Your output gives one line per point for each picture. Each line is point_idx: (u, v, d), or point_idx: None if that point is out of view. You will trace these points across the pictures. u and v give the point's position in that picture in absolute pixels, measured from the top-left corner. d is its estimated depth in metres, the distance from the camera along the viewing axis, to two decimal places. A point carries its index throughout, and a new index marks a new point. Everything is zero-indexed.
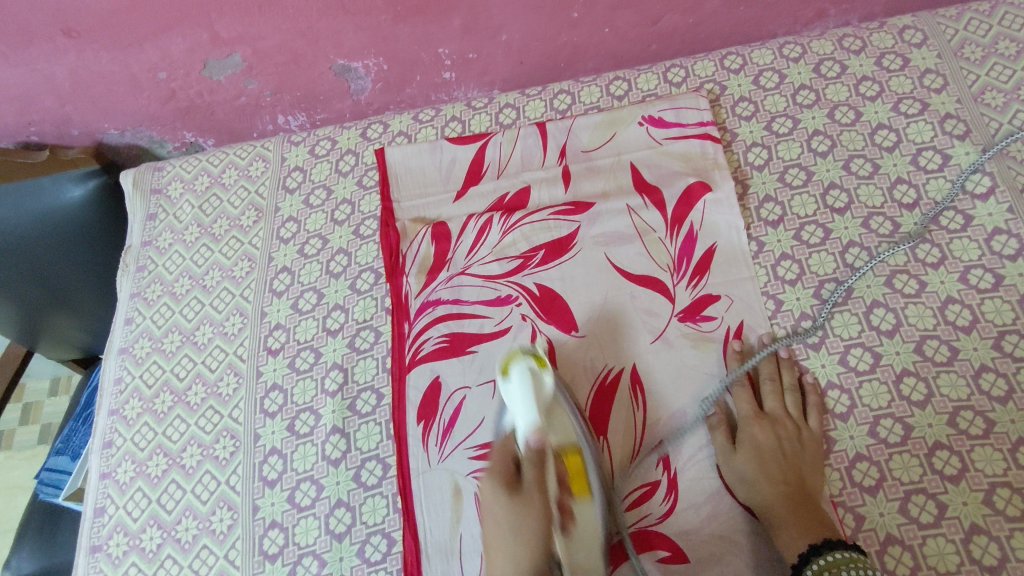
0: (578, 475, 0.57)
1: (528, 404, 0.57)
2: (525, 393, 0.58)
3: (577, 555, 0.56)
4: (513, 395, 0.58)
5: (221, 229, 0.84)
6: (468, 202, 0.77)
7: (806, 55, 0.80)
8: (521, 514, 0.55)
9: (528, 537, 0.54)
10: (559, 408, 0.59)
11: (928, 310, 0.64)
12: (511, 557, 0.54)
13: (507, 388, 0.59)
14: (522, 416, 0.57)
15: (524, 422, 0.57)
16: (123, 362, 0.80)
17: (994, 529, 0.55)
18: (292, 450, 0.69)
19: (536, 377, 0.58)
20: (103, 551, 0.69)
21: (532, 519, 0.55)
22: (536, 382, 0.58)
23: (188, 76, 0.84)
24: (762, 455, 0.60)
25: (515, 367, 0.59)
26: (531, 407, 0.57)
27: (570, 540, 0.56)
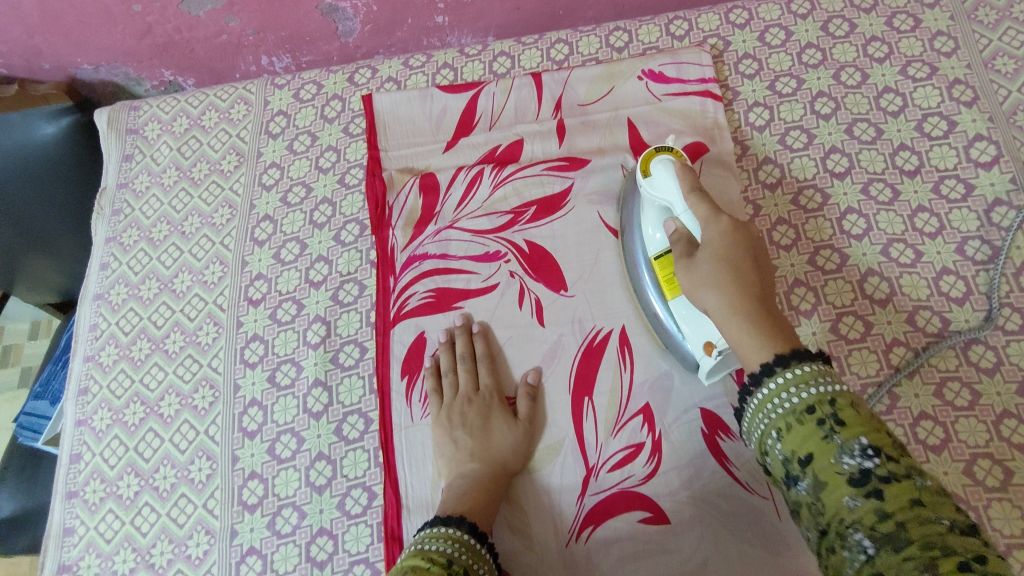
0: (669, 272, 0.59)
1: (676, 189, 0.57)
2: (671, 180, 0.57)
3: (704, 276, 0.51)
4: (660, 183, 0.58)
5: (201, 173, 0.81)
6: (458, 153, 0.75)
7: (814, 12, 0.77)
8: (711, 226, 0.53)
9: (732, 289, 0.50)
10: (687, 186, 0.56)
11: (922, 280, 0.63)
12: (722, 286, 0.50)
13: (651, 183, 0.59)
14: (677, 199, 0.56)
15: (680, 205, 0.56)
16: (98, 307, 0.77)
17: (973, 499, 0.55)
18: (272, 402, 0.68)
19: (681, 163, 0.58)
20: (79, 497, 0.68)
21: (707, 269, 0.51)
22: (678, 166, 0.58)
23: (164, 11, 0.80)
24: (725, 255, 0.51)
25: (656, 164, 0.59)
26: (681, 192, 0.56)
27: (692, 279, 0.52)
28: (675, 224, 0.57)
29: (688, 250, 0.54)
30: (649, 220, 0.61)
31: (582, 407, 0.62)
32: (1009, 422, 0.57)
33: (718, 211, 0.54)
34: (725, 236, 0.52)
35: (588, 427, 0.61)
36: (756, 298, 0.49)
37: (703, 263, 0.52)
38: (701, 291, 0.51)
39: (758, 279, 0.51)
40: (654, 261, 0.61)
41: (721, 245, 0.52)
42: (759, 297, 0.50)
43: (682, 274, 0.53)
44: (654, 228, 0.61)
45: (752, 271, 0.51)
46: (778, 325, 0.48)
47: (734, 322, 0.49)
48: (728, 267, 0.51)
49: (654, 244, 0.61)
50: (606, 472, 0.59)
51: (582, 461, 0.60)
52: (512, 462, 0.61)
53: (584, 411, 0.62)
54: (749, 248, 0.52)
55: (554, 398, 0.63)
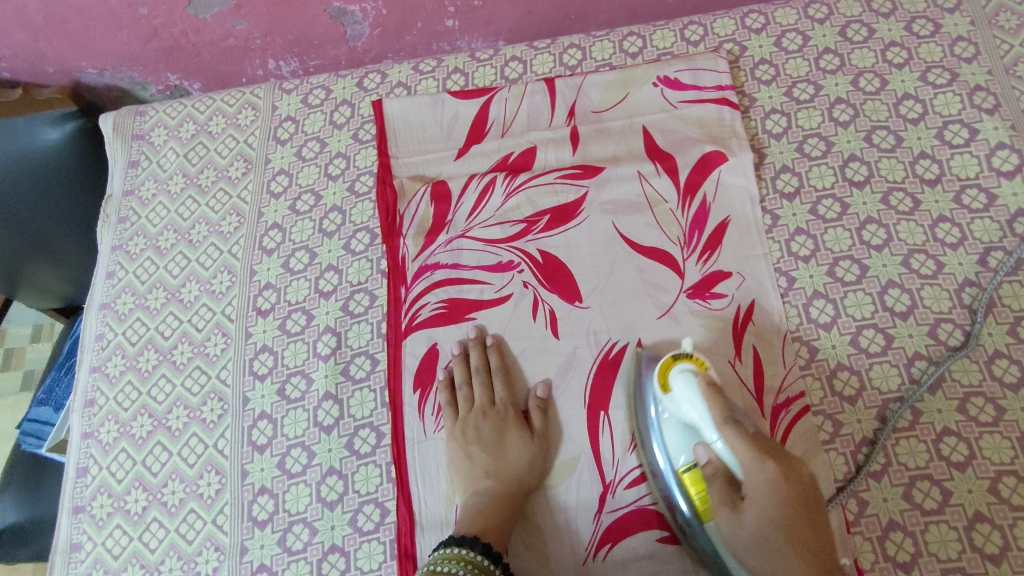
0: (702, 496, 0.53)
1: (703, 411, 0.52)
2: (699, 402, 0.53)
3: (747, 542, 0.49)
4: (685, 401, 0.54)
5: (208, 180, 0.80)
6: (470, 161, 0.74)
7: (832, 16, 0.76)
8: (758, 463, 0.49)
9: (788, 553, 0.47)
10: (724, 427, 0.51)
11: (944, 292, 0.62)
12: (776, 567, 0.47)
13: (673, 400, 0.55)
14: (709, 425, 0.52)
15: (712, 432, 0.52)
16: (105, 317, 0.76)
17: (998, 518, 0.54)
18: (282, 415, 0.67)
19: (704, 378, 0.54)
20: (86, 512, 0.67)
21: (751, 530, 0.49)
22: (701, 382, 0.53)
23: (171, 14, 0.78)
24: (776, 519, 0.48)
25: (677, 377, 0.55)
26: (712, 417, 0.52)
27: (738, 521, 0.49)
28: (706, 452, 0.53)
29: (732, 497, 0.51)
30: (672, 435, 0.55)
31: (598, 421, 0.61)
32: None
33: (763, 452, 0.50)
34: (774, 488, 0.49)
35: (604, 443, 0.60)
36: (815, 560, 0.47)
37: (753, 550, 0.49)
38: (748, 553, 0.49)
39: (807, 512, 0.49)
40: (681, 477, 0.54)
41: (768, 500, 0.48)
42: (821, 557, 0.47)
43: (727, 524, 0.50)
44: (678, 449, 0.54)
45: (807, 532, 0.48)
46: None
47: (773, 548, 0.48)
48: (778, 522, 0.48)
49: (678, 458, 0.54)
50: (623, 489, 0.58)
51: (599, 477, 0.59)
52: (527, 478, 0.60)
53: (600, 425, 0.61)
54: (800, 487, 0.49)
55: (569, 411, 0.62)
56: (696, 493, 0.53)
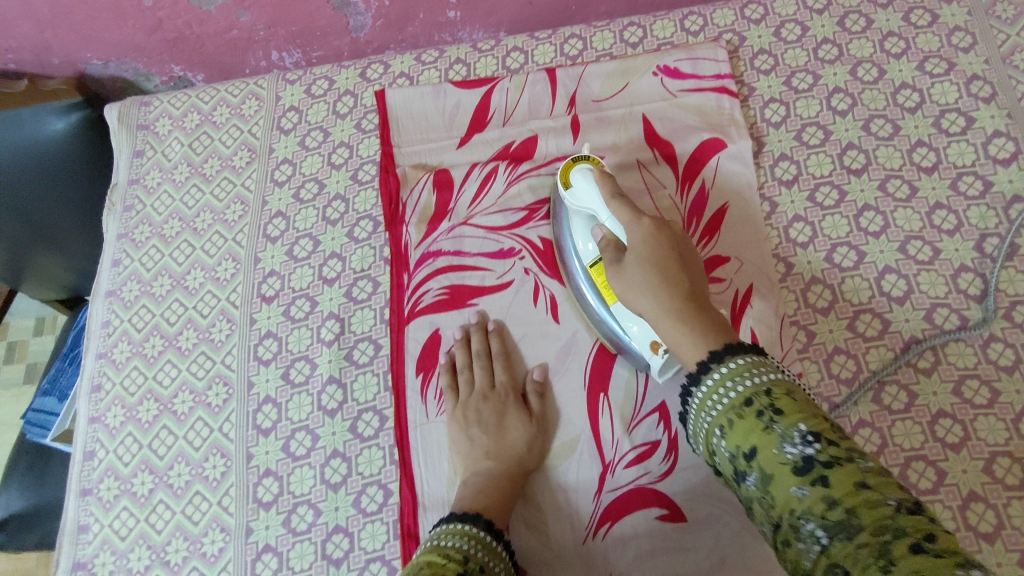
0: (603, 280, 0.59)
1: (597, 196, 0.58)
2: (592, 187, 0.59)
3: (632, 275, 0.52)
4: (581, 193, 0.60)
5: (213, 169, 0.81)
6: (471, 149, 0.74)
7: (830, 7, 0.76)
8: (635, 227, 0.54)
9: (663, 288, 0.50)
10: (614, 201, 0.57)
11: (940, 278, 0.63)
12: (652, 297, 0.50)
13: (572, 193, 0.61)
14: (601, 207, 0.58)
15: (605, 213, 0.57)
16: (111, 304, 0.77)
17: (992, 497, 0.55)
18: (287, 399, 0.67)
19: (599, 171, 0.60)
20: (93, 495, 0.68)
21: (634, 272, 0.52)
22: (598, 176, 0.59)
23: (175, 5, 0.79)
24: (661, 262, 0.51)
25: (575, 174, 0.61)
26: (602, 198, 0.58)
27: (623, 282, 0.53)
28: (601, 231, 0.58)
29: (618, 257, 0.55)
30: (579, 230, 0.61)
31: (597, 403, 0.62)
32: None
33: (638, 214, 0.55)
34: (647, 242, 0.53)
35: (603, 424, 0.61)
36: (686, 293, 0.50)
37: (637, 267, 0.52)
38: (635, 296, 0.52)
39: (684, 272, 0.51)
40: (591, 269, 0.60)
41: (645, 247, 0.53)
42: (689, 296, 0.50)
43: (614, 278, 0.54)
44: (583, 242, 0.61)
45: (682, 278, 0.51)
46: (706, 308, 0.49)
47: (655, 285, 0.50)
48: (654, 269, 0.51)
49: (586, 252, 0.61)
50: (622, 468, 0.59)
51: (598, 458, 0.60)
52: (527, 458, 0.61)
53: (600, 407, 0.62)
54: (674, 244, 0.53)
55: (568, 393, 0.63)
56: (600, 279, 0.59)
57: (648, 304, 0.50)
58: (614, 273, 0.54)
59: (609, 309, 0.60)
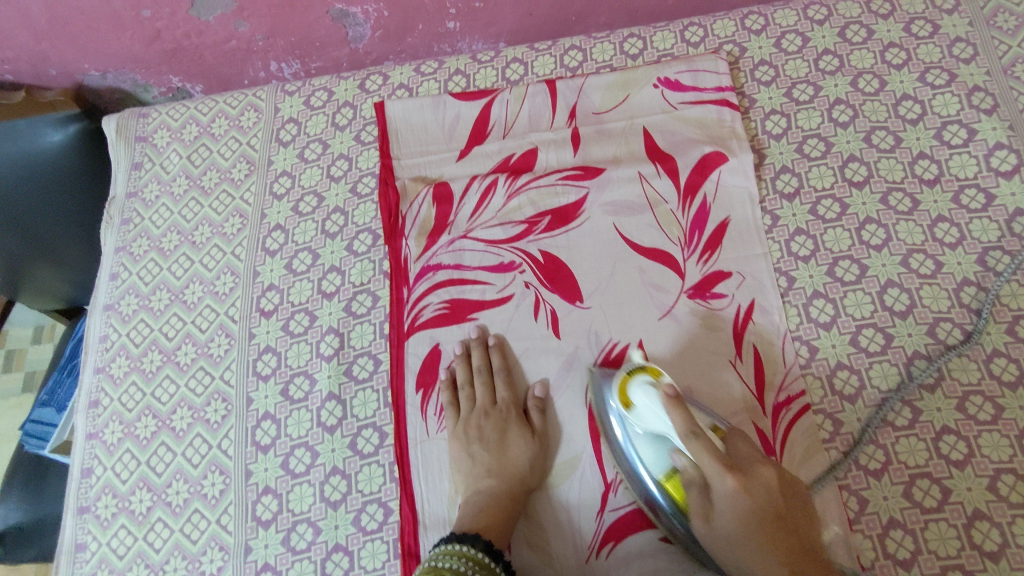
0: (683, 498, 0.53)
1: (667, 424, 0.52)
2: (659, 416, 0.53)
3: (721, 537, 0.50)
4: (647, 415, 0.53)
5: (211, 182, 0.80)
6: (471, 162, 0.74)
7: (831, 18, 0.76)
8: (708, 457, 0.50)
9: (763, 546, 0.48)
10: (698, 445, 0.50)
11: (943, 292, 0.63)
12: (742, 557, 0.49)
13: (635, 413, 0.54)
14: (672, 435, 0.52)
15: (678, 441, 0.52)
16: (109, 318, 0.76)
17: (996, 515, 0.55)
18: (286, 415, 0.67)
19: (665, 390, 0.53)
20: (91, 512, 0.67)
21: (739, 550, 0.49)
22: (662, 395, 0.53)
23: (173, 16, 0.79)
24: (754, 515, 0.49)
25: (638, 393, 0.54)
26: (678, 433, 0.51)
27: (708, 523, 0.51)
28: (681, 459, 0.53)
29: (705, 508, 0.51)
30: (642, 443, 0.55)
31: (599, 420, 0.61)
32: None
33: (722, 465, 0.50)
34: (741, 502, 0.49)
35: (606, 441, 0.60)
36: (785, 557, 0.47)
37: (723, 511, 0.50)
38: (730, 559, 0.50)
39: (779, 524, 0.49)
40: (663, 484, 0.54)
41: (739, 510, 0.49)
42: (779, 544, 0.48)
43: (701, 533, 0.51)
44: (650, 459, 0.55)
45: (786, 535, 0.48)
46: (805, 556, 0.47)
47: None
48: (754, 535, 0.48)
49: (653, 468, 0.54)
50: (624, 487, 0.59)
51: (600, 476, 0.59)
52: (529, 477, 0.60)
53: (602, 424, 0.61)
54: (768, 491, 0.49)
55: (569, 410, 0.62)
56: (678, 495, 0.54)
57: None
58: (701, 525, 0.51)
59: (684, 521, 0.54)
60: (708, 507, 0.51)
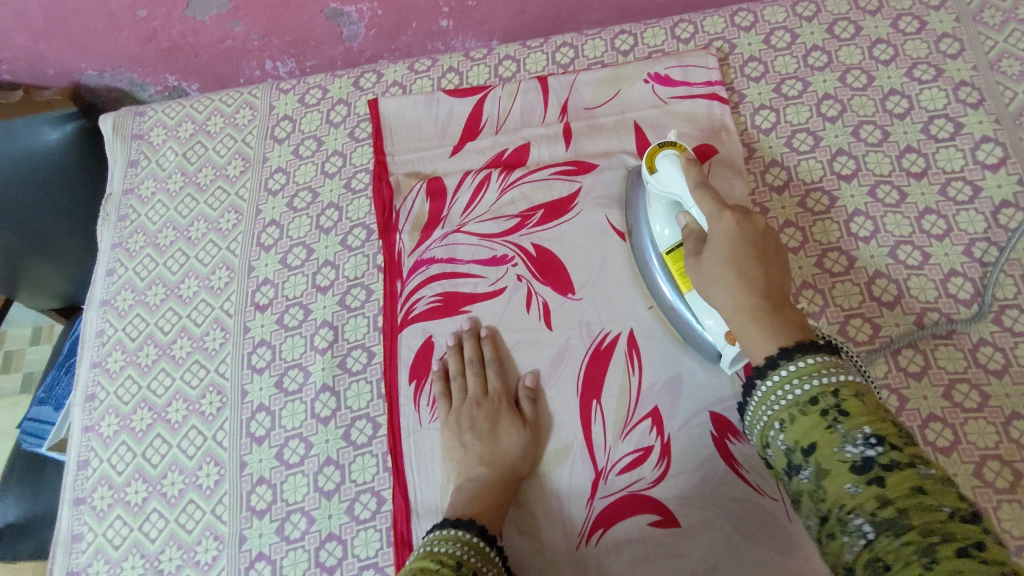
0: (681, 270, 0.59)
1: (683, 184, 0.57)
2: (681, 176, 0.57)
3: (709, 270, 0.51)
4: (666, 177, 0.59)
5: (206, 178, 0.81)
6: (464, 158, 0.75)
7: (819, 14, 0.77)
8: (705, 203, 0.53)
9: (741, 268, 0.48)
10: (703, 196, 0.54)
11: (930, 282, 0.63)
12: (725, 287, 0.49)
13: (658, 178, 0.60)
14: (686, 193, 0.56)
15: (690, 200, 0.56)
16: (105, 313, 0.77)
17: (983, 500, 0.55)
18: (281, 407, 0.68)
19: (686, 158, 0.58)
20: (86, 504, 0.68)
21: (720, 243, 0.50)
22: (684, 161, 0.58)
23: (169, 16, 0.80)
24: (738, 252, 0.49)
25: (662, 158, 0.60)
26: (690, 186, 0.56)
27: (699, 264, 0.52)
28: (685, 218, 0.58)
29: (698, 249, 0.54)
30: (657, 215, 0.62)
31: (590, 410, 0.62)
32: (1018, 423, 0.57)
33: (721, 209, 0.51)
34: (734, 233, 0.50)
35: (596, 431, 0.61)
36: (765, 288, 0.48)
37: (713, 255, 0.50)
38: (710, 289, 0.50)
39: (761, 269, 0.49)
40: (665, 257, 0.61)
41: (724, 245, 0.50)
42: (768, 292, 0.48)
43: (693, 274, 0.53)
44: (663, 231, 0.61)
45: (762, 275, 0.48)
46: (782, 310, 0.47)
47: (741, 264, 0.49)
48: (732, 256, 0.49)
49: (664, 239, 0.61)
50: (615, 475, 0.59)
51: (591, 464, 0.60)
52: (521, 466, 0.61)
53: (593, 414, 0.62)
54: (755, 237, 0.50)
55: (561, 400, 0.63)
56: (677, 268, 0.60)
57: (725, 300, 0.49)
58: (696, 260, 0.53)
59: (683, 299, 0.60)
60: (698, 249, 0.53)
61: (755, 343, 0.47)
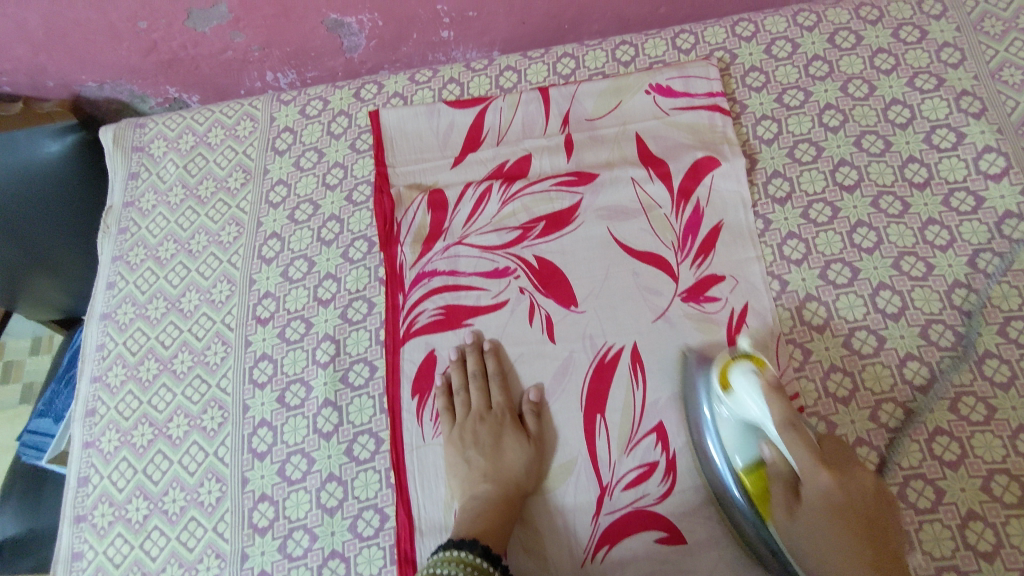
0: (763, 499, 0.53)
1: (763, 408, 0.51)
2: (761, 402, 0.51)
3: (806, 535, 0.49)
4: (742, 401, 0.52)
5: (207, 191, 0.81)
6: (466, 169, 0.75)
7: (820, 24, 0.77)
8: (811, 481, 0.49)
9: (843, 551, 0.47)
10: (810, 476, 0.49)
11: (934, 294, 0.63)
12: (829, 569, 0.48)
13: (732, 397, 0.53)
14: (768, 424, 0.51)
15: (774, 431, 0.50)
16: (106, 327, 0.77)
17: (990, 515, 0.55)
18: (283, 422, 0.67)
19: (767, 378, 0.52)
20: (87, 521, 0.67)
21: (819, 540, 0.48)
22: (763, 384, 0.51)
23: (170, 28, 0.80)
24: (843, 516, 0.48)
25: (736, 373, 0.53)
26: (775, 421, 0.50)
27: (793, 516, 0.50)
28: (769, 451, 0.52)
29: (789, 498, 0.51)
30: (727, 426, 0.55)
31: (594, 424, 0.61)
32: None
33: (818, 461, 0.49)
34: (830, 501, 0.48)
35: (600, 445, 0.61)
36: (868, 561, 0.46)
37: (815, 519, 0.49)
38: (803, 551, 0.50)
39: (868, 542, 0.47)
40: (739, 471, 0.54)
41: (828, 505, 0.48)
42: (875, 562, 0.46)
43: (784, 525, 0.51)
44: (733, 446, 0.54)
45: (869, 560, 0.46)
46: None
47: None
48: (834, 522, 0.48)
49: (736, 456, 0.54)
50: (619, 491, 0.59)
51: (595, 479, 0.60)
52: (524, 481, 0.60)
53: (597, 428, 0.61)
54: (860, 496, 0.48)
55: (564, 414, 0.63)
56: (757, 493, 0.53)
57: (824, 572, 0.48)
58: (785, 517, 0.51)
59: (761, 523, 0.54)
60: (789, 509, 0.51)
61: None
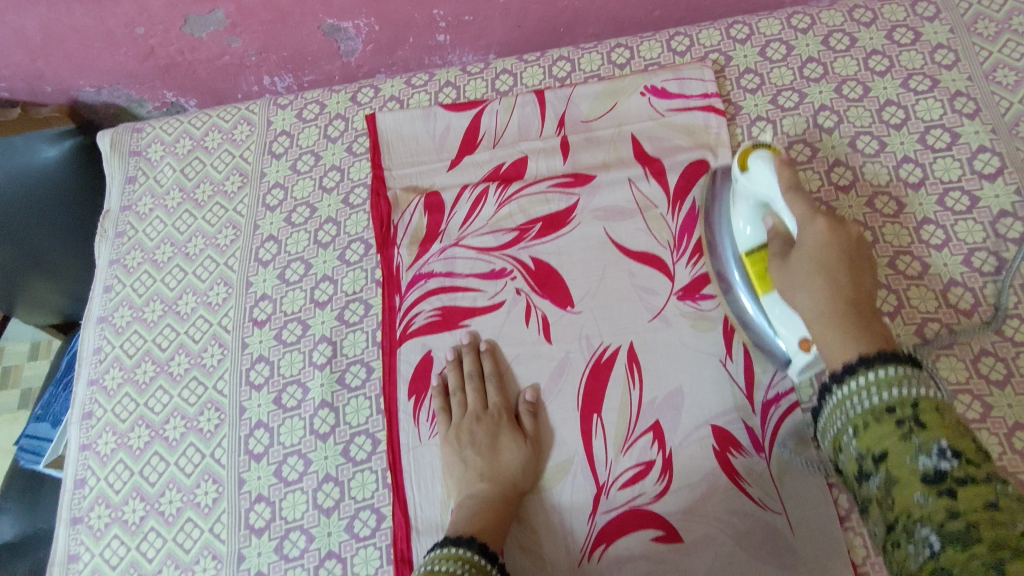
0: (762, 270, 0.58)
1: (775, 186, 0.55)
2: (773, 177, 0.55)
3: (795, 274, 0.52)
4: (756, 180, 0.56)
5: (204, 194, 0.81)
6: (462, 171, 0.75)
7: (814, 26, 0.77)
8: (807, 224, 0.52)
9: (823, 294, 0.50)
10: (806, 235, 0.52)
11: (929, 292, 0.63)
12: (809, 305, 0.50)
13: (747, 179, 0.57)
14: (777, 195, 0.55)
15: (780, 201, 0.55)
16: (103, 331, 0.77)
17: None
18: (279, 424, 0.67)
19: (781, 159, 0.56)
20: (83, 523, 0.67)
21: (809, 276, 0.51)
22: (779, 163, 0.55)
23: (168, 33, 0.80)
24: (825, 264, 0.50)
25: (753, 158, 0.57)
26: (781, 187, 0.54)
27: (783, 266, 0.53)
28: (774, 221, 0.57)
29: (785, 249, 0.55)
30: (740, 214, 0.60)
31: (591, 424, 0.61)
32: (1021, 434, 0.57)
33: (814, 210, 0.52)
34: (826, 251, 0.51)
35: (597, 445, 0.61)
36: (845, 294, 0.49)
37: (802, 261, 0.52)
38: (792, 294, 0.52)
39: (846, 276, 0.50)
40: (744, 257, 0.59)
41: (820, 243, 0.51)
42: (852, 300, 0.49)
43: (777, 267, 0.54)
44: (746, 228, 0.59)
45: (840, 307, 0.49)
46: (864, 314, 0.48)
47: (824, 330, 0.49)
48: (816, 266, 0.51)
49: (745, 239, 0.59)
50: (616, 489, 0.59)
51: (592, 479, 0.60)
52: (521, 480, 0.60)
53: (594, 428, 0.61)
54: (848, 242, 0.51)
55: (560, 414, 0.63)
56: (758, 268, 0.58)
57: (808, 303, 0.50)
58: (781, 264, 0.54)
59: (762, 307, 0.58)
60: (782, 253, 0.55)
61: (839, 346, 0.47)
